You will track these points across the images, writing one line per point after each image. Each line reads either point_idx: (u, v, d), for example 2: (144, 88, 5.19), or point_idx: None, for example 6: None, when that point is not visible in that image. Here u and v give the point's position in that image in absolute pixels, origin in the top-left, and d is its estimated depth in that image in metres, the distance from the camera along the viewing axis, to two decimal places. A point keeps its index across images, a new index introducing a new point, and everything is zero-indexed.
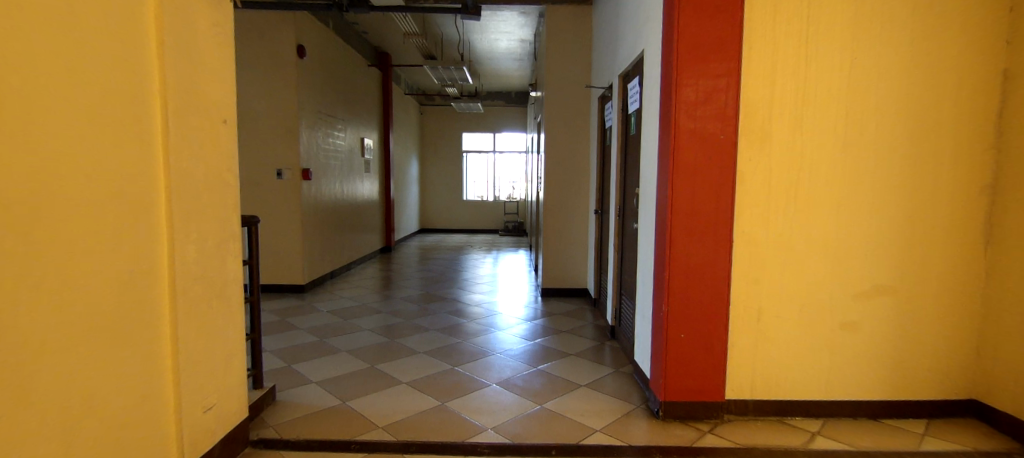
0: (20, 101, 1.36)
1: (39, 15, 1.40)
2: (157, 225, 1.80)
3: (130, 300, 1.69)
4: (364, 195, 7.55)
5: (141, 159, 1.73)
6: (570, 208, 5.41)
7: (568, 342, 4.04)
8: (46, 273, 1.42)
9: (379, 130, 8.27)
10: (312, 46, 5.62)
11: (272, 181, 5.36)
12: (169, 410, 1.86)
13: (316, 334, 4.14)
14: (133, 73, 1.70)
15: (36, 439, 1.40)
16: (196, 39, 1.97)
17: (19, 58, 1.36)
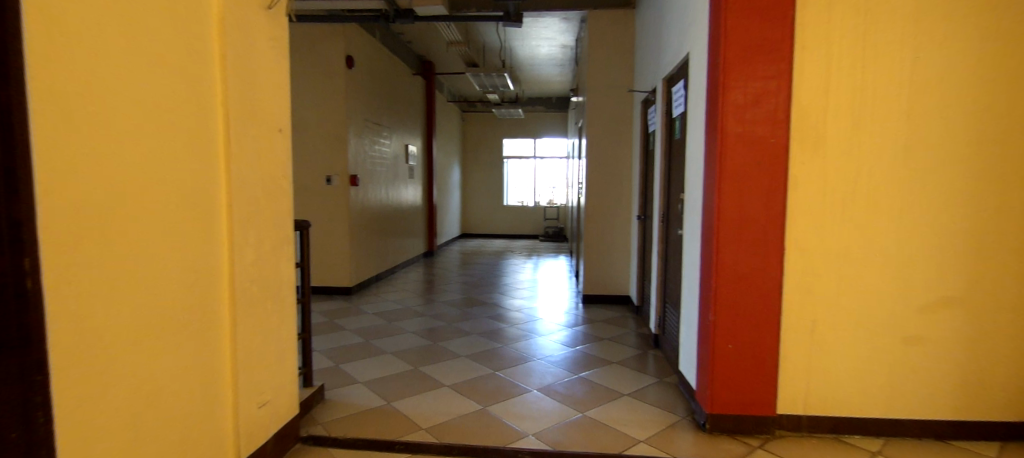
0: (105, 110, 1.46)
1: (121, 29, 1.51)
2: (218, 230, 1.91)
3: (194, 301, 1.80)
4: (408, 201, 7.73)
5: (206, 168, 1.85)
6: (612, 214, 5.35)
7: (610, 349, 3.99)
8: (125, 271, 1.53)
9: (422, 137, 8.45)
10: (360, 57, 5.82)
11: (321, 187, 5.57)
12: (227, 405, 1.97)
13: (362, 336, 4.26)
14: (199, 87, 1.81)
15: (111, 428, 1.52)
16: (255, 53, 2.09)
17: (105, 70, 1.46)
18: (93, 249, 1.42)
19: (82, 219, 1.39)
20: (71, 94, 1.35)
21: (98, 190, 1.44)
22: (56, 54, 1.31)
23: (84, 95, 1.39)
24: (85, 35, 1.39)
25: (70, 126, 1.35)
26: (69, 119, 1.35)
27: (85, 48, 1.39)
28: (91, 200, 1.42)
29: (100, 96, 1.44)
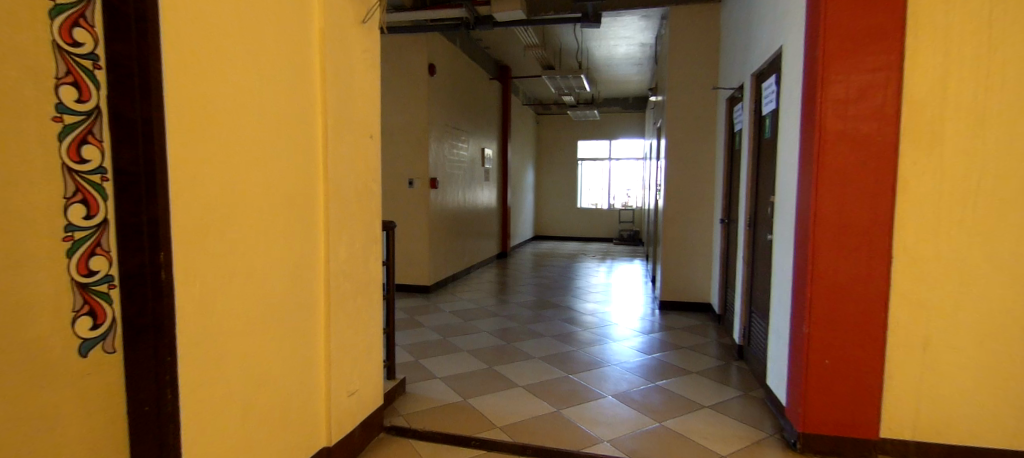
0: (233, 118, 1.59)
1: (246, 44, 1.64)
2: (316, 229, 2.05)
3: (296, 294, 1.94)
4: (483, 202, 7.89)
5: (307, 171, 1.99)
6: (694, 217, 5.15)
7: (689, 358, 3.84)
8: (246, 267, 1.67)
9: (498, 140, 8.59)
10: (441, 63, 6.02)
11: (404, 189, 5.82)
12: (321, 392, 2.11)
13: (439, 333, 4.41)
14: (303, 97, 1.96)
15: None
16: (350, 64, 2.22)
17: (233, 80, 1.59)
18: (219, 242, 1.55)
19: (211, 214, 1.51)
20: (204, 101, 1.48)
21: (227, 190, 1.58)
22: (193, 64, 1.44)
23: (214, 102, 1.52)
24: (217, 49, 1.52)
25: (201, 130, 1.47)
26: (201, 124, 1.47)
27: (217, 61, 1.52)
28: (219, 198, 1.54)
29: (229, 104, 1.57)
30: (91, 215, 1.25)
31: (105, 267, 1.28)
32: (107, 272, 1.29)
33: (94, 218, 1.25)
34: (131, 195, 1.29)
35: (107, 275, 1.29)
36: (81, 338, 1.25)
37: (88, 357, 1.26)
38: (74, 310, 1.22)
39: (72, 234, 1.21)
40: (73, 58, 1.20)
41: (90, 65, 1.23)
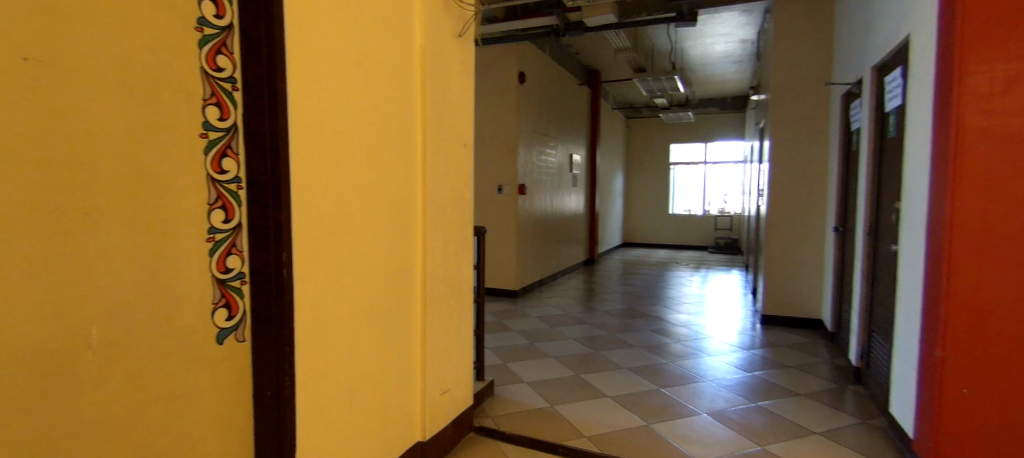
0: (344, 130, 1.72)
1: (356, 62, 1.77)
2: (414, 234, 2.15)
3: (396, 295, 2.05)
4: (571, 208, 7.86)
5: (407, 179, 2.09)
6: (801, 225, 4.76)
7: (795, 379, 3.54)
8: (353, 267, 1.79)
9: (586, 145, 8.53)
10: (531, 71, 6.11)
11: (493, 196, 5.95)
12: (416, 389, 2.20)
13: (527, 338, 4.44)
14: (405, 110, 2.06)
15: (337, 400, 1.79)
16: (447, 76, 2.31)
17: (344, 95, 1.72)
18: (330, 244, 1.68)
19: (325, 218, 1.65)
20: (319, 114, 1.61)
21: (339, 197, 1.70)
22: (312, 82, 1.58)
23: (328, 115, 1.65)
24: (331, 67, 1.66)
25: (317, 141, 1.61)
26: (317, 136, 1.61)
27: (331, 78, 1.66)
28: (331, 203, 1.67)
29: (341, 117, 1.70)
30: (228, 219, 1.41)
31: (238, 265, 1.44)
32: (240, 270, 1.45)
33: (231, 221, 1.42)
34: (260, 201, 1.44)
35: (240, 272, 1.45)
36: (218, 328, 1.41)
37: (224, 344, 1.43)
38: (213, 303, 1.39)
39: (213, 235, 1.38)
40: (216, 81, 1.37)
41: (229, 88, 1.40)
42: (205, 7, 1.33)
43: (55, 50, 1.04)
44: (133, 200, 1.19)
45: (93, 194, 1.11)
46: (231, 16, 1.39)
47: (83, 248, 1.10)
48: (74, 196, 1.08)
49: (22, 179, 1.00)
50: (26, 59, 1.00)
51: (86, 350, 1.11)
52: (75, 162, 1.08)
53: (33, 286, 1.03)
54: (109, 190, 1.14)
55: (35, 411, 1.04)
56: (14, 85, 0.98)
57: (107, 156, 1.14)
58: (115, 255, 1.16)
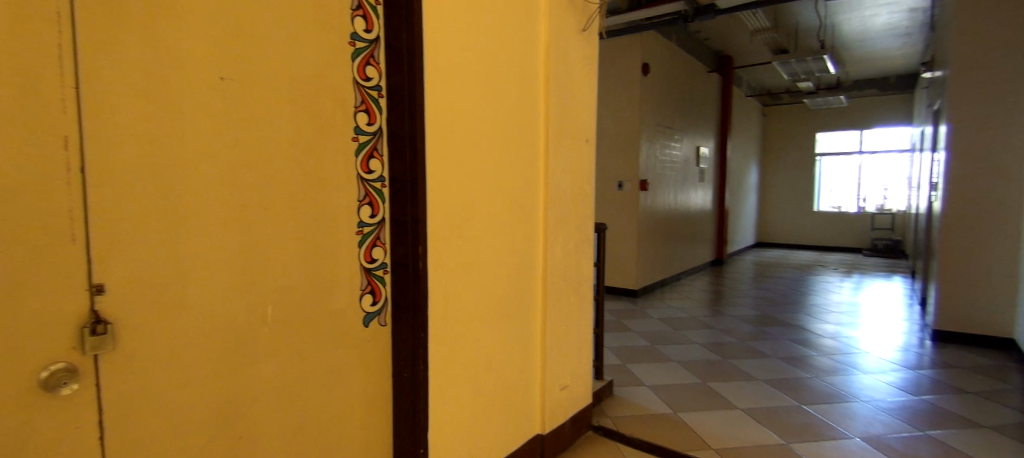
0: (473, 128, 1.75)
1: (484, 61, 1.77)
2: (535, 233, 2.09)
3: (511, 300, 1.98)
4: (698, 205, 7.41)
5: (526, 179, 2.02)
6: (989, 224, 3.98)
7: (978, 408, 2.98)
8: (476, 265, 1.80)
9: (716, 137, 7.97)
10: (656, 61, 5.86)
11: (614, 192, 5.82)
12: (536, 386, 2.18)
13: (648, 339, 4.30)
14: (526, 107, 1.99)
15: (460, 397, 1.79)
16: (571, 67, 2.20)
17: (472, 94, 1.73)
18: (462, 238, 1.73)
19: (456, 213, 1.70)
20: (452, 114, 1.66)
21: (467, 193, 1.74)
22: (447, 83, 1.64)
23: (461, 115, 1.70)
24: (464, 67, 1.70)
25: (450, 140, 1.66)
26: (450, 134, 1.66)
27: (463, 78, 1.70)
28: (462, 200, 1.72)
29: (470, 115, 1.73)
30: (374, 214, 1.56)
31: (382, 256, 1.58)
32: (383, 260, 1.59)
33: (376, 216, 1.56)
34: (400, 198, 1.55)
35: (383, 262, 1.59)
36: (365, 312, 1.56)
37: (369, 327, 1.58)
38: (361, 289, 1.54)
39: (362, 228, 1.53)
40: (365, 89, 1.51)
41: (376, 95, 1.54)
42: (356, 23, 1.48)
43: (240, 72, 1.23)
44: (296, 198, 1.36)
45: (268, 191, 1.30)
46: (379, 30, 1.53)
47: (259, 238, 1.29)
48: (251, 195, 1.26)
49: (217, 182, 1.20)
50: (222, 79, 1.20)
51: (264, 325, 1.31)
52: (255, 165, 1.27)
53: (224, 270, 1.22)
54: (279, 189, 1.32)
55: (224, 375, 1.24)
56: (213, 102, 1.18)
57: (277, 159, 1.31)
58: (283, 245, 1.34)
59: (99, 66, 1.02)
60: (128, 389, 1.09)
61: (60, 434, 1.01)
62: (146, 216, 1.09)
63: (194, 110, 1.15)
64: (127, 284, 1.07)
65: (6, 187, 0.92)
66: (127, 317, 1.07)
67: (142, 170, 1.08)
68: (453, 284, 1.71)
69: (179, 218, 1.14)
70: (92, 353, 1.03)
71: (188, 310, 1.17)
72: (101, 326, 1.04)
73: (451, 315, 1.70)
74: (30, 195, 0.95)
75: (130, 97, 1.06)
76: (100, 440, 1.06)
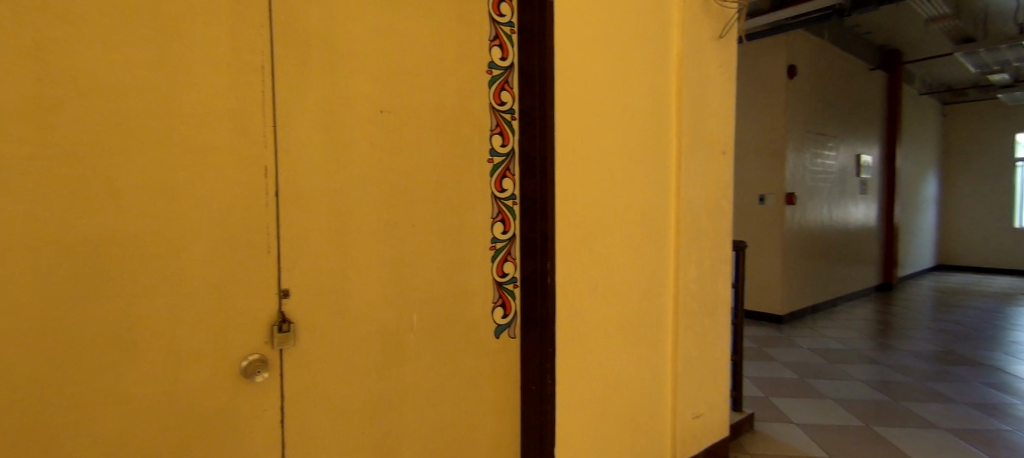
0: (602, 145, 1.74)
1: (613, 76, 1.75)
2: (667, 251, 1.99)
3: (643, 319, 1.92)
4: (857, 220, 6.53)
5: (661, 193, 1.94)
6: None
7: None
8: (604, 282, 1.77)
9: (880, 143, 6.97)
10: (804, 62, 5.34)
11: (755, 206, 5.38)
12: (667, 411, 2.06)
13: (796, 371, 3.88)
14: (659, 120, 1.92)
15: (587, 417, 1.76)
16: (707, 73, 2.06)
17: (601, 110, 1.72)
18: (591, 254, 1.72)
19: (584, 228, 1.70)
20: (580, 131, 1.67)
21: (596, 209, 1.73)
22: (578, 101, 1.66)
23: (591, 132, 1.70)
24: (594, 83, 1.70)
25: (579, 157, 1.67)
26: (580, 151, 1.68)
27: (594, 94, 1.70)
28: (591, 215, 1.72)
29: (600, 132, 1.72)
30: (506, 230, 1.63)
31: (512, 270, 1.65)
32: (513, 274, 1.65)
33: (507, 232, 1.63)
34: (530, 215, 1.60)
35: (514, 276, 1.65)
36: (496, 323, 1.63)
37: (500, 338, 1.64)
38: (493, 302, 1.62)
39: (494, 244, 1.61)
40: (500, 113, 1.60)
41: (509, 118, 1.61)
42: (493, 52, 1.58)
43: (391, 104, 1.38)
44: (437, 215, 1.48)
45: (415, 209, 1.43)
46: (513, 57, 1.61)
47: (405, 253, 1.42)
48: (399, 214, 1.40)
49: (373, 202, 1.35)
50: (381, 111, 1.36)
51: (409, 331, 1.44)
52: (403, 186, 1.41)
53: (376, 281, 1.37)
54: (422, 207, 1.45)
55: (376, 375, 1.38)
56: (371, 132, 1.35)
57: (422, 181, 1.44)
58: (425, 260, 1.46)
59: (287, 108, 1.22)
60: (302, 380, 1.27)
61: (254, 413, 1.21)
62: (319, 233, 1.28)
63: (356, 141, 1.32)
64: (304, 290, 1.26)
65: (225, 209, 1.15)
66: (304, 318, 1.26)
67: (315, 193, 1.27)
68: (581, 300, 1.71)
69: (344, 234, 1.31)
70: (279, 347, 1.23)
71: (349, 315, 1.33)
72: (286, 325, 1.23)
73: (578, 332, 1.71)
74: (240, 215, 1.17)
75: (308, 132, 1.25)
76: (282, 422, 1.25)
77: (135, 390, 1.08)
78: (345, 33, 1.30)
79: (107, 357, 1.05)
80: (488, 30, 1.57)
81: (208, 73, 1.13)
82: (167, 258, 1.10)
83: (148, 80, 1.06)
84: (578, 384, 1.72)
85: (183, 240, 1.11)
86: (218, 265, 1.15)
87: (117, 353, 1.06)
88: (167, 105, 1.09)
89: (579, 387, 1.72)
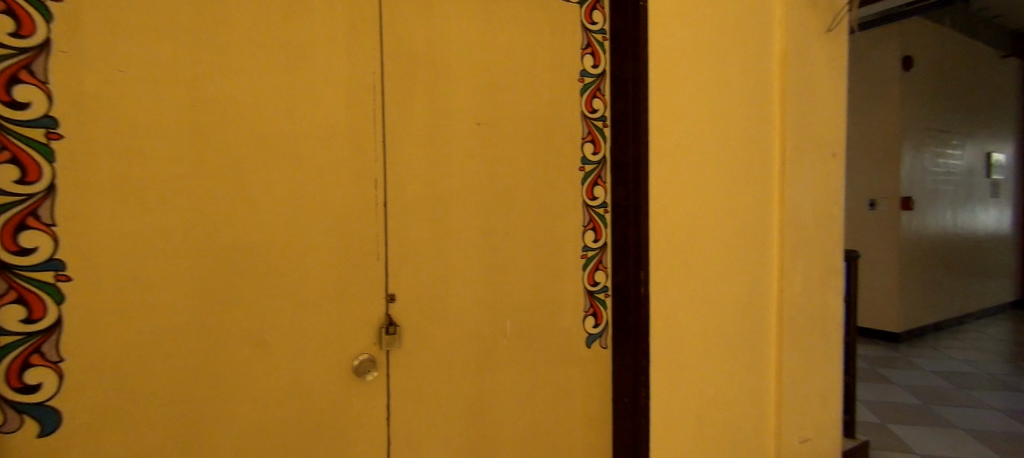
0: (700, 149, 1.67)
1: (711, 77, 1.68)
2: (770, 260, 1.85)
3: (745, 332, 1.80)
4: (989, 227, 5.77)
5: (763, 198, 1.82)
6: None
7: None
8: (701, 292, 1.69)
9: (1018, 140, 6.13)
10: (922, 53, 4.83)
11: (864, 212, 4.91)
12: (770, 433, 1.90)
13: (918, 395, 3.47)
14: (762, 121, 1.80)
15: (683, 433, 1.68)
16: (814, 68, 1.90)
17: (698, 113, 1.66)
18: (687, 263, 1.66)
19: (679, 237, 1.64)
20: (676, 137, 1.62)
21: (693, 216, 1.66)
22: (673, 105, 1.61)
23: (688, 137, 1.64)
24: (690, 87, 1.64)
25: (674, 163, 1.62)
26: (676, 158, 1.62)
27: (690, 99, 1.64)
28: (687, 223, 1.65)
29: (697, 136, 1.66)
30: (597, 238, 1.60)
31: (603, 279, 1.61)
32: (605, 283, 1.61)
33: (598, 241, 1.60)
34: (622, 223, 1.57)
35: (605, 286, 1.61)
36: (588, 333, 1.60)
37: (591, 348, 1.60)
38: (584, 311, 1.58)
39: (586, 252, 1.58)
40: (591, 121, 1.58)
41: (600, 125, 1.59)
42: (585, 60, 1.57)
43: (487, 116, 1.42)
44: (531, 223, 1.49)
45: (509, 217, 1.46)
46: (605, 64, 1.59)
47: (499, 260, 1.45)
48: (494, 222, 1.44)
49: (470, 211, 1.40)
50: (478, 123, 1.41)
51: (503, 338, 1.46)
52: (498, 195, 1.44)
53: (472, 287, 1.41)
54: (516, 215, 1.47)
55: (471, 379, 1.42)
56: (469, 143, 1.39)
57: (516, 190, 1.47)
58: (518, 267, 1.48)
59: (393, 123, 1.30)
60: (405, 381, 1.33)
61: (362, 409, 1.29)
62: (421, 240, 1.34)
63: (455, 153, 1.38)
64: (408, 294, 1.33)
65: (339, 218, 1.24)
66: (408, 321, 1.33)
67: (417, 203, 1.33)
68: (677, 311, 1.65)
69: (444, 242, 1.37)
70: (386, 348, 1.30)
71: (447, 320, 1.38)
72: (393, 327, 1.30)
73: (674, 343, 1.64)
74: (352, 224, 1.26)
75: (412, 146, 1.32)
76: (387, 419, 1.32)
77: (264, 383, 1.18)
78: (444, 50, 1.36)
79: (241, 352, 1.16)
80: (580, 38, 1.56)
81: (327, 94, 1.23)
82: (291, 263, 1.20)
83: (276, 102, 1.17)
84: (673, 397, 1.65)
85: (304, 247, 1.21)
86: (333, 270, 1.24)
87: (249, 349, 1.16)
88: (292, 124, 1.19)
89: (674, 401, 1.65)
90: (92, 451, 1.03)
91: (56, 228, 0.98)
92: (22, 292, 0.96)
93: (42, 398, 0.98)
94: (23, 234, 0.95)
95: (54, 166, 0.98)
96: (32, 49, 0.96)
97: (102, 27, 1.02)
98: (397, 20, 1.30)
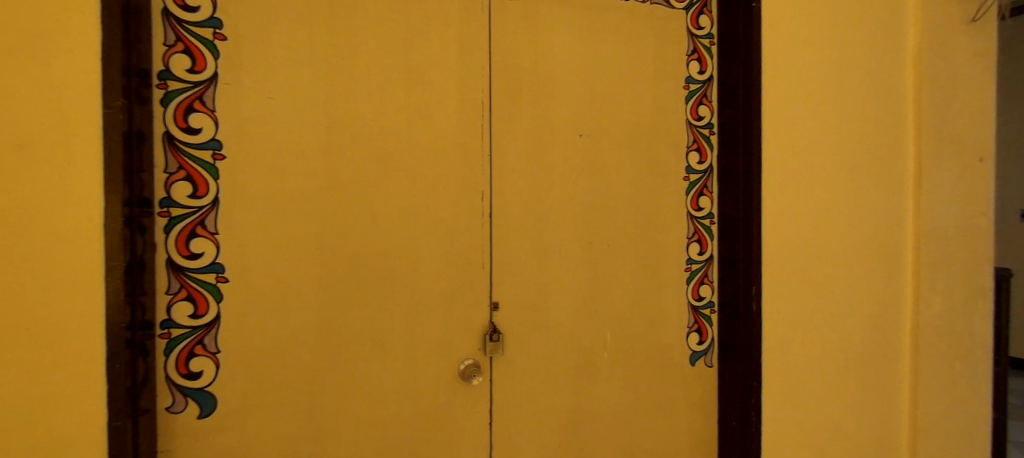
0: (821, 156, 1.54)
1: (833, 78, 1.56)
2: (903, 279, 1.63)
3: (874, 358, 1.62)
4: None
5: (898, 209, 1.63)
6: None
7: None
8: (823, 312, 1.55)
9: None
10: None
11: (1014, 224, 4.27)
12: None
13: None
14: (895, 124, 1.63)
15: None
16: (964, 60, 1.62)
17: (819, 118, 1.54)
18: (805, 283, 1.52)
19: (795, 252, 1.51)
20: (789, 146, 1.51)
21: (813, 228, 1.54)
22: (789, 112, 1.50)
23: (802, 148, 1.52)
24: (805, 93, 1.54)
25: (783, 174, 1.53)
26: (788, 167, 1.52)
27: (806, 105, 1.53)
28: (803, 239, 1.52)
29: (818, 142, 1.54)
30: (703, 251, 1.53)
31: (709, 294, 1.54)
32: (710, 298, 1.54)
33: (704, 253, 1.53)
34: (731, 235, 1.49)
35: (710, 301, 1.54)
36: (692, 349, 1.53)
37: (695, 366, 1.54)
38: (688, 327, 1.52)
39: (690, 265, 1.52)
40: (697, 129, 1.52)
41: (707, 133, 1.53)
42: (691, 66, 1.52)
43: (590, 127, 1.42)
44: (634, 235, 1.47)
45: (611, 228, 1.45)
46: (712, 70, 1.53)
47: (601, 272, 1.44)
48: (597, 233, 1.43)
49: (573, 222, 1.41)
50: (581, 135, 1.42)
51: (604, 350, 1.45)
52: (601, 206, 1.43)
53: (574, 298, 1.41)
54: (619, 226, 1.45)
55: (571, 389, 1.42)
56: (572, 154, 1.41)
57: (619, 201, 1.45)
58: (621, 279, 1.46)
59: (500, 137, 1.35)
60: (508, 387, 1.37)
61: (467, 413, 1.34)
62: (525, 250, 1.37)
63: (559, 165, 1.39)
64: (511, 304, 1.36)
65: (449, 228, 1.31)
66: (511, 329, 1.36)
67: (522, 214, 1.37)
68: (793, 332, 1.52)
69: (547, 253, 1.39)
70: (491, 354, 1.34)
71: (549, 329, 1.39)
72: (497, 335, 1.34)
73: (790, 366, 1.52)
74: (461, 234, 1.32)
75: (517, 158, 1.36)
76: (490, 425, 1.36)
77: (380, 382, 1.27)
78: (549, 64, 1.39)
79: (361, 352, 1.25)
80: (686, 44, 1.51)
81: (440, 111, 1.30)
82: (406, 270, 1.28)
83: (396, 120, 1.27)
84: (789, 424, 1.53)
85: (417, 256, 1.29)
86: (443, 278, 1.31)
87: (369, 349, 1.26)
88: (409, 140, 1.28)
89: (790, 429, 1.53)
90: (240, 432, 1.17)
91: (218, 236, 1.15)
92: (191, 291, 1.13)
93: (203, 384, 1.14)
94: (193, 240, 1.13)
95: (218, 182, 1.14)
96: (203, 82, 1.13)
97: (257, 62, 1.17)
98: (504, 38, 1.35)
